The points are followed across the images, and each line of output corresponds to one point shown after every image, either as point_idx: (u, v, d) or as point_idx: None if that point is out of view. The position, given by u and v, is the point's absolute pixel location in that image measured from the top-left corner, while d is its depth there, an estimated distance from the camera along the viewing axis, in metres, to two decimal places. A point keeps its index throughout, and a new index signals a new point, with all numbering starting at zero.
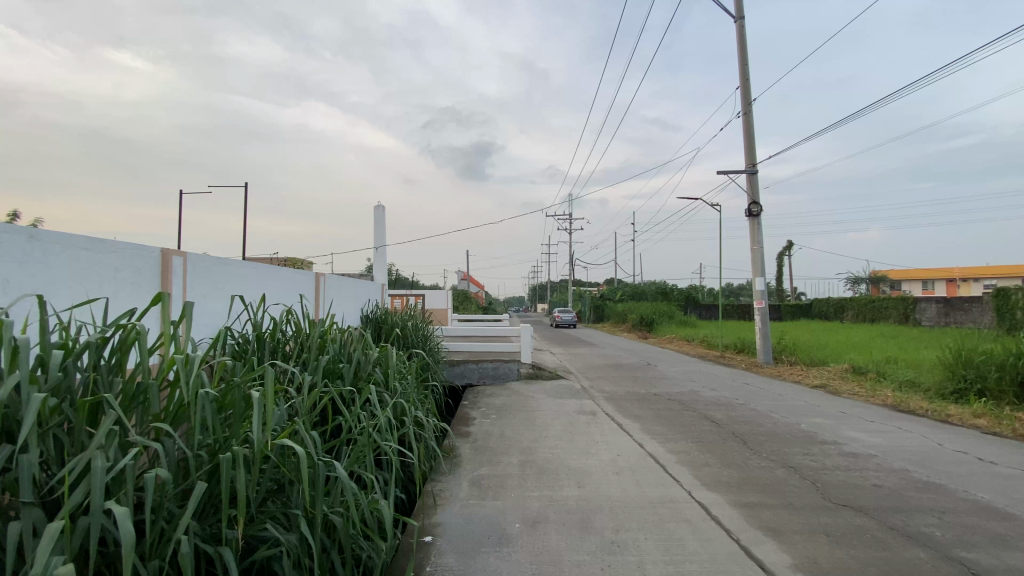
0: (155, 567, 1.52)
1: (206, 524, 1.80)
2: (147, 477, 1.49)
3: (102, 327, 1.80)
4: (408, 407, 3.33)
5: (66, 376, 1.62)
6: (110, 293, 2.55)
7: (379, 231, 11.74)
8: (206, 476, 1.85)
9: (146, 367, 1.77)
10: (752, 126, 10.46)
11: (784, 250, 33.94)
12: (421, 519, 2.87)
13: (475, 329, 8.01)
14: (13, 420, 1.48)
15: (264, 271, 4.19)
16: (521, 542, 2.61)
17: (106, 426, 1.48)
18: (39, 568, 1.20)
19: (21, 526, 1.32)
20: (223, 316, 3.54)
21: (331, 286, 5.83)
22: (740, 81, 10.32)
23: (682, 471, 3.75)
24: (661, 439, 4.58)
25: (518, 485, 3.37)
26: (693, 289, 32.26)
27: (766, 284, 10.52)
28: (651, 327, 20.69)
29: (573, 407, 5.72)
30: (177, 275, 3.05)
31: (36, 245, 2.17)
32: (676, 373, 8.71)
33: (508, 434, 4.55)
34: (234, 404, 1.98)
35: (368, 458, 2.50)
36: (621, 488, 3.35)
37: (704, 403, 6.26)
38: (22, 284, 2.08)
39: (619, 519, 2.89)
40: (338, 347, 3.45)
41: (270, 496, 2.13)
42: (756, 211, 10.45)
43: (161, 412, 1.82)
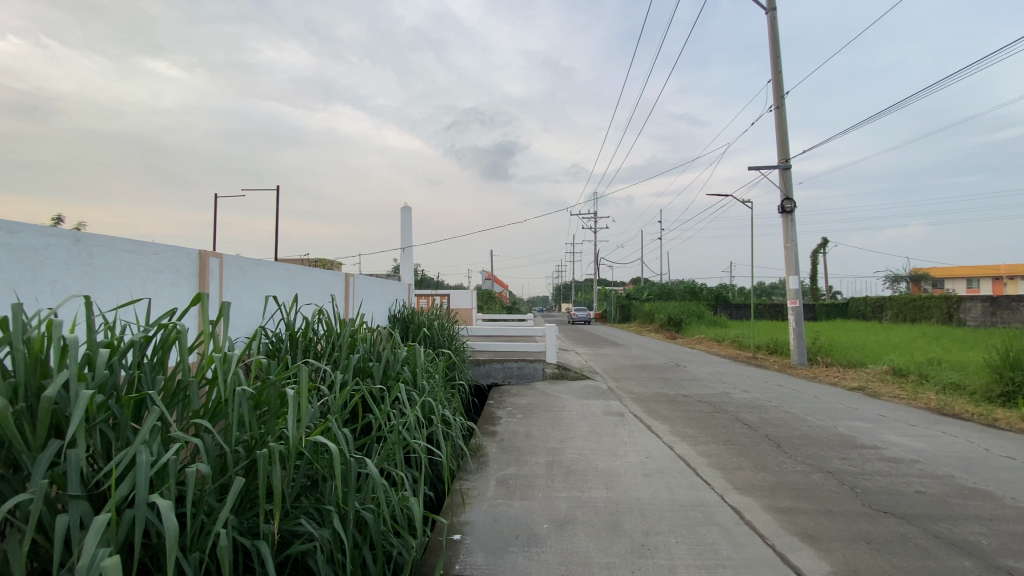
0: (195, 559, 1.57)
1: (243, 518, 1.84)
2: (188, 471, 1.53)
3: (145, 326, 1.86)
4: (436, 406, 3.35)
5: (112, 374, 1.68)
6: (151, 293, 2.65)
7: (406, 231, 11.90)
8: (244, 471, 1.90)
9: (186, 364, 1.82)
10: (785, 120, 10.17)
11: (819, 247, 32.87)
12: (450, 517, 2.88)
13: (500, 329, 8.02)
14: (63, 415, 1.54)
15: (295, 272, 4.29)
16: (549, 543, 2.59)
17: (149, 422, 1.53)
18: (88, 558, 1.25)
19: (71, 518, 1.38)
20: (257, 316, 3.64)
21: (360, 286, 5.92)
22: (772, 74, 10.05)
23: (713, 475, 3.66)
24: (691, 441, 4.49)
25: (545, 485, 3.35)
26: (722, 288, 31.56)
27: (800, 283, 10.20)
28: (679, 327, 20.35)
29: (600, 408, 5.66)
30: (214, 275, 3.15)
31: (81, 248, 2.26)
32: (706, 375, 8.53)
33: (535, 434, 4.54)
34: (269, 401, 2.02)
35: (398, 456, 2.53)
36: (650, 491, 3.29)
37: (736, 405, 6.10)
38: (69, 285, 2.18)
39: (649, 522, 2.84)
40: (368, 346, 3.50)
41: (303, 492, 2.17)
42: (789, 208, 10.15)
43: (201, 409, 1.88)
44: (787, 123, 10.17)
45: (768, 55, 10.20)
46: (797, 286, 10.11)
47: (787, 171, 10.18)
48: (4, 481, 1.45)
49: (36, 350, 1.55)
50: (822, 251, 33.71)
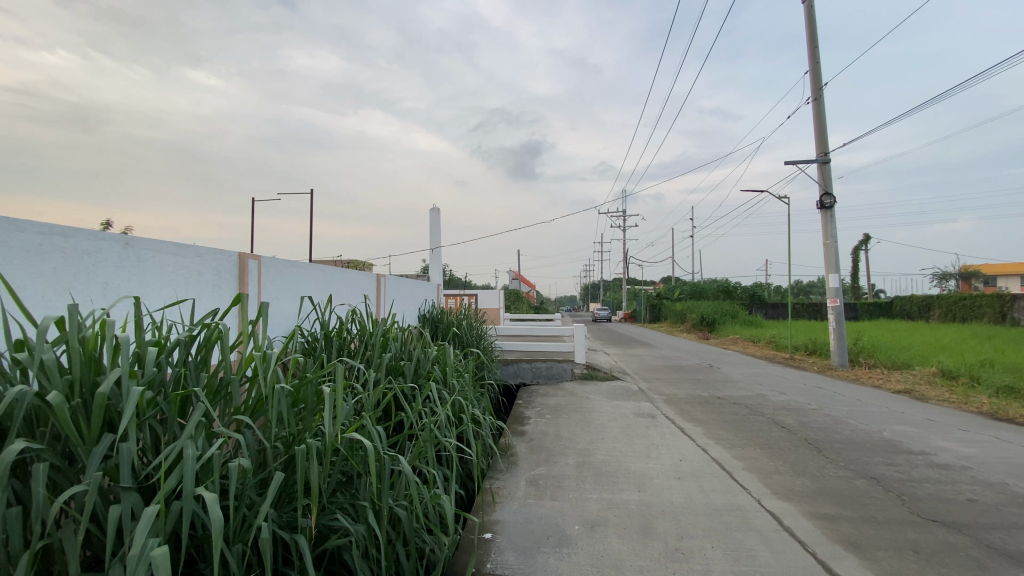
0: (238, 551, 1.62)
1: (282, 512, 1.89)
2: (231, 466, 1.59)
3: (189, 326, 1.94)
4: (466, 405, 3.37)
5: (159, 371, 1.75)
6: (195, 295, 2.76)
7: (435, 232, 12.06)
8: (283, 466, 1.95)
9: (227, 363, 1.88)
10: (824, 112, 9.81)
11: (859, 244, 31.55)
12: (481, 516, 2.90)
13: (529, 329, 8.02)
14: (115, 410, 1.62)
15: (330, 272, 4.40)
16: (580, 544, 2.58)
17: (194, 418, 1.59)
18: (138, 548, 1.31)
19: (123, 508, 1.44)
20: (294, 316, 3.75)
21: (391, 286, 6.02)
22: (809, 65, 9.72)
23: (750, 479, 3.56)
24: (726, 444, 4.38)
25: (576, 486, 3.33)
26: (757, 287, 30.65)
27: (840, 281, 9.82)
28: (712, 327, 19.91)
29: (630, 409, 5.59)
30: (253, 277, 3.25)
31: (130, 252, 2.36)
32: (741, 376, 8.31)
33: (564, 435, 4.51)
34: (306, 398, 2.08)
35: (430, 454, 2.56)
36: (684, 494, 3.23)
37: (773, 408, 5.91)
38: (120, 286, 2.29)
39: (682, 525, 2.78)
40: (399, 346, 3.55)
41: (339, 488, 2.22)
42: (828, 203, 9.80)
43: (242, 406, 1.94)
44: (825, 116, 9.81)
45: (805, 46, 9.86)
46: (837, 285, 9.74)
47: (826, 166, 9.82)
48: (62, 473, 1.53)
49: (91, 348, 1.63)
50: (863, 248, 32.33)
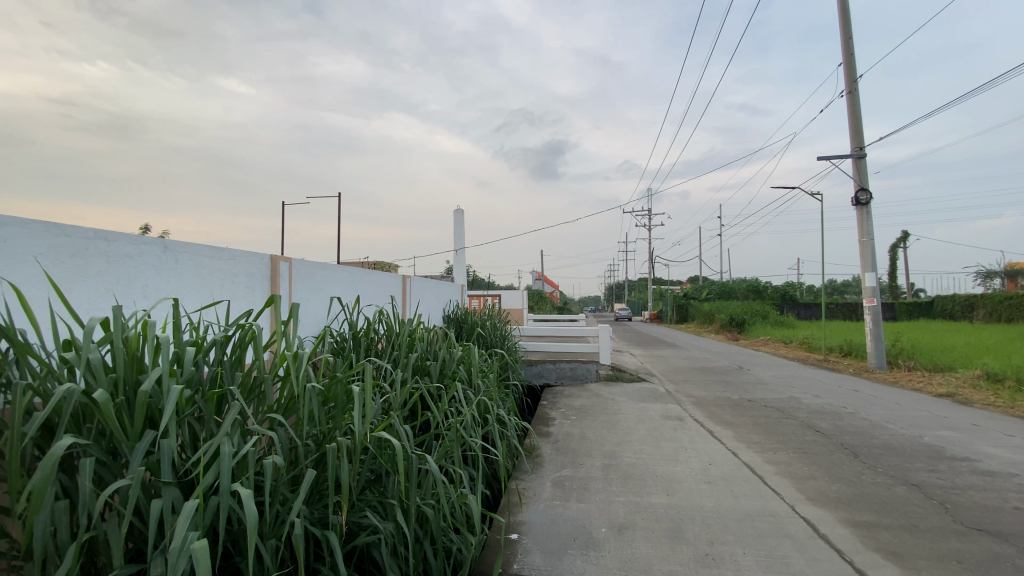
0: (272, 546, 1.66)
1: (314, 509, 1.93)
2: (265, 463, 1.63)
3: (225, 327, 1.99)
4: (491, 405, 3.38)
5: (196, 370, 1.81)
6: (229, 296, 2.85)
7: (459, 234, 12.15)
8: (314, 463, 1.99)
9: (261, 362, 1.93)
10: (859, 105, 9.48)
11: (897, 241, 30.39)
12: (507, 516, 2.90)
13: (553, 329, 8.00)
14: (156, 408, 1.68)
15: (357, 274, 4.47)
16: (607, 547, 2.55)
17: (230, 416, 1.63)
18: (179, 541, 1.35)
19: (164, 503, 1.49)
20: (323, 317, 3.83)
21: (416, 287, 6.09)
22: (843, 56, 9.41)
23: (783, 484, 3.46)
24: (757, 448, 4.27)
25: (602, 489, 3.29)
26: (789, 287, 29.82)
27: (877, 280, 9.47)
28: (742, 327, 19.49)
29: (657, 411, 5.51)
30: (284, 279, 3.33)
31: (168, 255, 2.45)
32: (773, 378, 8.09)
33: (590, 436, 4.47)
34: (337, 397, 2.11)
35: (456, 454, 2.58)
36: (714, 498, 3.16)
37: (806, 411, 5.74)
38: (159, 288, 2.38)
39: (713, 531, 2.73)
40: (426, 346, 3.59)
41: (368, 486, 2.25)
42: (864, 199, 9.47)
43: (274, 404, 1.99)
44: (860, 109, 9.48)
45: (838, 37, 9.55)
46: (875, 284, 9.39)
47: (861, 160, 9.49)
48: (106, 468, 1.59)
49: (133, 349, 1.69)
50: (902, 245, 31.12)
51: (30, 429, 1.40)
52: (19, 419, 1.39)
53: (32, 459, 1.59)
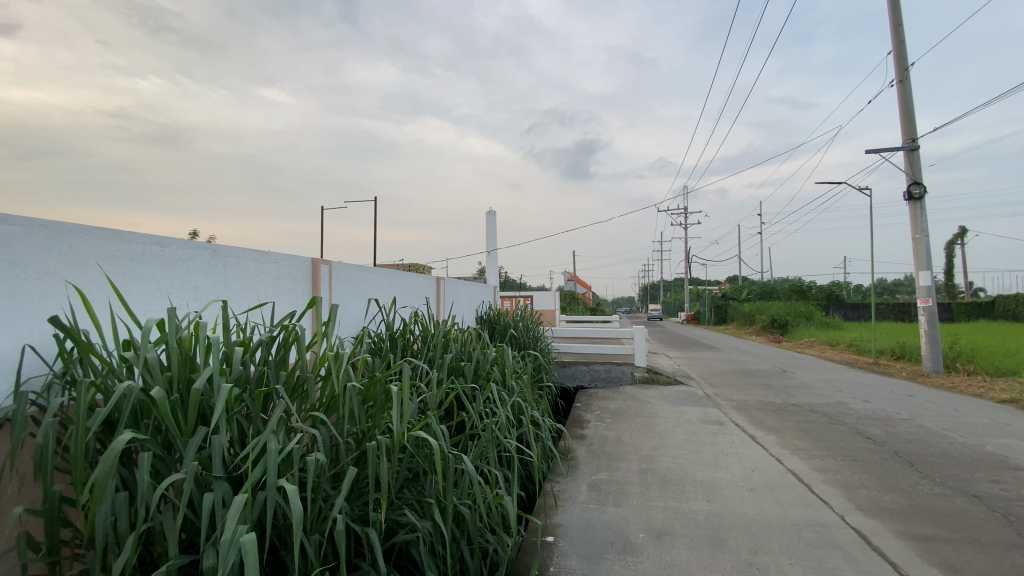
0: (315, 540, 1.70)
1: (355, 506, 1.97)
2: (309, 459, 1.68)
3: (270, 327, 2.06)
4: (526, 406, 3.37)
5: (244, 369, 1.88)
6: (274, 297, 2.96)
7: (492, 236, 12.25)
8: (355, 461, 2.04)
9: (303, 362, 1.99)
10: (910, 94, 9.01)
11: (954, 238, 28.67)
12: (543, 518, 2.89)
13: (587, 330, 7.93)
14: (208, 405, 1.75)
15: (393, 276, 4.56)
16: (646, 553, 2.50)
17: (276, 415, 1.68)
18: (229, 534, 1.40)
19: (215, 496, 1.55)
20: (362, 318, 3.92)
21: (450, 289, 6.15)
22: (892, 44, 8.96)
23: (831, 493, 3.32)
24: (803, 455, 4.11)
25: (640, 493, 3.24)
26: (834, 287, 28.57)
27: (932, 278, 8.96)
28: (784, 329, 18.80)
29: (696, 415, 5.38)
30: (325, 281, 3.43)
31: (217, 259, 2.56)
32: (818, 382, 7.78)
33: (626, 439, 4.41)
34: (376, 397, 2.16)
35: (491, 454, 2.58)
36: (757, 506, 3.06)
37: (856, 417, 5.48)
38: (209, 290, 2.49)
39: (756, 539, 2.64)
40: (460, 347, 3.62)
41: (406, 484, 2.28)
42: (917, 193, 8.98)
43: (317, 403, 2.05)
44: (912, 99, 9.00)
45: (888, 25, 9.09)
46: (929, 283, 8.89)
47: (914, 152, 9.00)
48: (162, 461, 1.67)
49: (186, 348, 1.78)
50: (960, 241, 29.35)
51: (93, 424, 1.49)
52: (84, 414, 1.47)
53: (94, 452, 1.69)
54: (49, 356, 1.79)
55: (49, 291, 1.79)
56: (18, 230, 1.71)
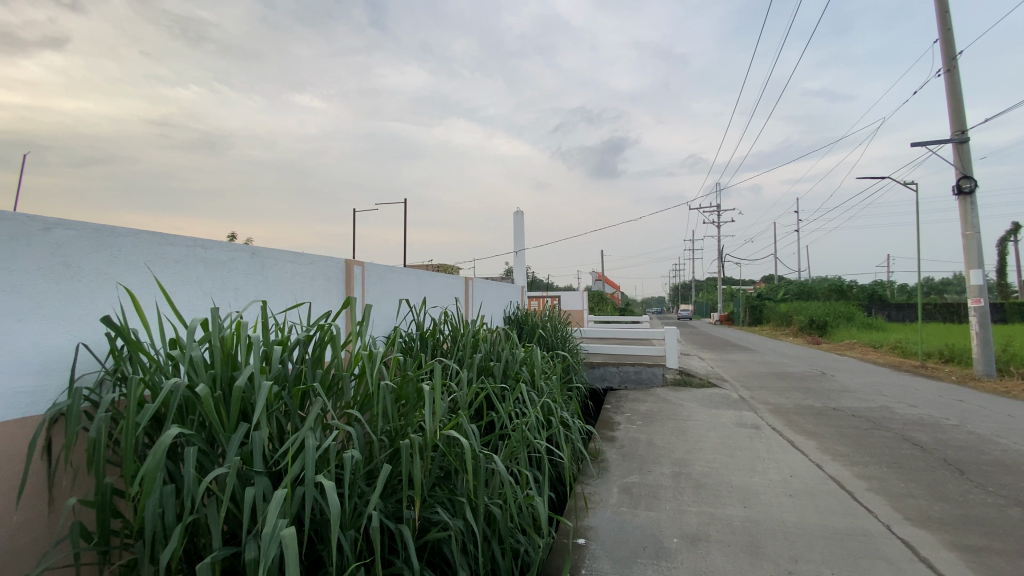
0: (351, 536, 1.73)
1: (389, 502, 2.00)
2: (345, 456, 1.71)
3: (307, 327, 2.11)
4: (555, 407, 3.35)
5: (283, 367, 1.93)
6: (310, 297, 3.04)
7: (519, 236, 12.28)
8: (389, 458, 2.07)
9: (339, 361, 2.03)
10: (959, 83, 8.56)
11: (1009, 233, 27.08)
12: (574, 520, 2.87)
13: (617, 330, 7.83)
14: (249, 401, 1.81)
15: (423, 277, 4.62)
16: (680, 558, 2.45)
17: (314, 412, 1.72)
18: (270, 527, 1.43)
19: (256, 490, 1.60)
20: (393, 317, 3.99)
21: (478, 289, 6.18)
22: (939, 32, 8.54)
23: (876, 501, 3.17)
24: (845, 461, 3.95)
25: (673, 498, 3.17)
26: (876, 286, 27.40)
27: (985, 277, 8.48)
28: (823, 331, 18.13)
29: (730, 419, 5.24)
30: (358, 281, 3.50)
31: (256, 260, 2.65)
32: (861, 385, 7.47)
33: (658, 442, 4.33)
34: (409, 395, 2.19)
35: (521, 454, 2.58)
36: (797, 513, 2.95)
37: (901, 422, 5.23)
38: (249, 291, 2.58)
39: (796, 547, 2.55)
40: (489, 347, 3.64)
41: (438, 482, 2.30)
42: (967, 187, 8.53)
43: (351, 400, 2.09)
44: (961, 89, 8.56)
45: (934, 13, 8.66)
46: (982, 282, 8.42)
47: (964, 145, 8.55)
48: (206, 456, 1.74)
49: (229, 347, 1.84)
50: (1015, 238, 27.79)
51: (142, 419, 1.55)
52: (134, 409, 1.54)
53: (143, 446, 1.76)
54: (102, 354, 1.89)
55: (101, 291, 1.88)
56: (72, 234, 1.80)
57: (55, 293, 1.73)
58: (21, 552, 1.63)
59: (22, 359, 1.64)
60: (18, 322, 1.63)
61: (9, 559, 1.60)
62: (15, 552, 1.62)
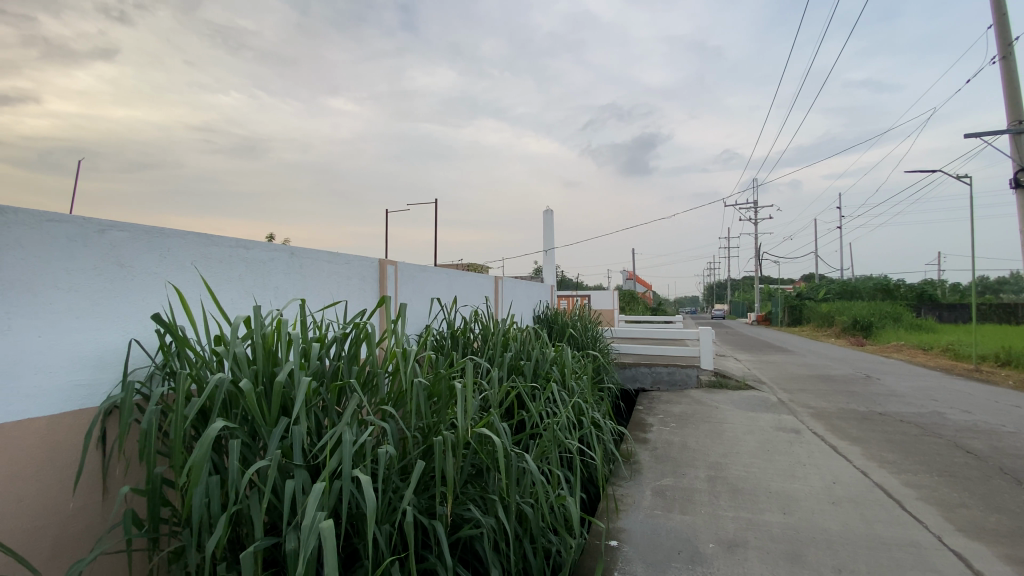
0: (386, 531, 1.76)
1: (422, 498, 2.03)
2: (380, 452, 1.73)
3: (344, 325, 2.16)
4: (586, 408, 3.32)
5: (321, 364, 1.98)
6: (345, 296, 3.11)
7: (549, 235, 12.24)
8: (422, 454, 2.10)
9: (374, 358, 2.07)
10: (1016, 70, 8.04)
11: None
12: (606, 522, 2.84)
13: (649, 330, 7.71)
14: (288, 396, 1.86)
15: (454, 276, 4.65)
16: (716, 564, 2.39)
17: (350, 408, 1.76)
18: (309, 519, 1.47)
19: (297, 483, 1.65)
20: (425, 317, 4.04)
21: (508, 288, 6.19)
22: (994, 17, 8.04)
23: (926, 511, 3.02)
24: (892, 469, 3.78)
25: (709, 502, 3.10)
26: (926, 285, 26.01)
27: None
28: (868, 332, 17.35)
29: (768, 422, 5.08)
30: (391, 281, 3.56)
31: (295, 260, 2.73)
32: (909, 390, 7.12)
33: (692, 445, 4.24)
34: (441, 393, 2.21)
35: (553, 454, 2.56)
36: (840, 521, 2.84)
37: (954, 429, 4.95)
38: (288, 290, 2.66)
39: (839, 556, 2.45)
40: (520, 346, 3.64)
41: (470, 480, 2.32)
42: None
43: (386, 397, 2.12)
44: (1018, 76, 8.03)
45: None
46: None
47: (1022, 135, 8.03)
48: (249, 449, 1.80)
49: (270, 344, 1.89)
50: None
51: (190, 412, 1.61)
52: (182, 403, 1.60)
53: (190, 438, 1.84)
54: (151, 349, 1.98)
55: (151, 289, 1.98)
56: (124, 235, 1.89)
57: (109, 292, 1.83)
58: (79, 538, 1.74)
59: (79, 354, 1.73)
60: (76, 319, 1.73)
61: (68, 545, 1.70)
62: (74, 538, 1.72)
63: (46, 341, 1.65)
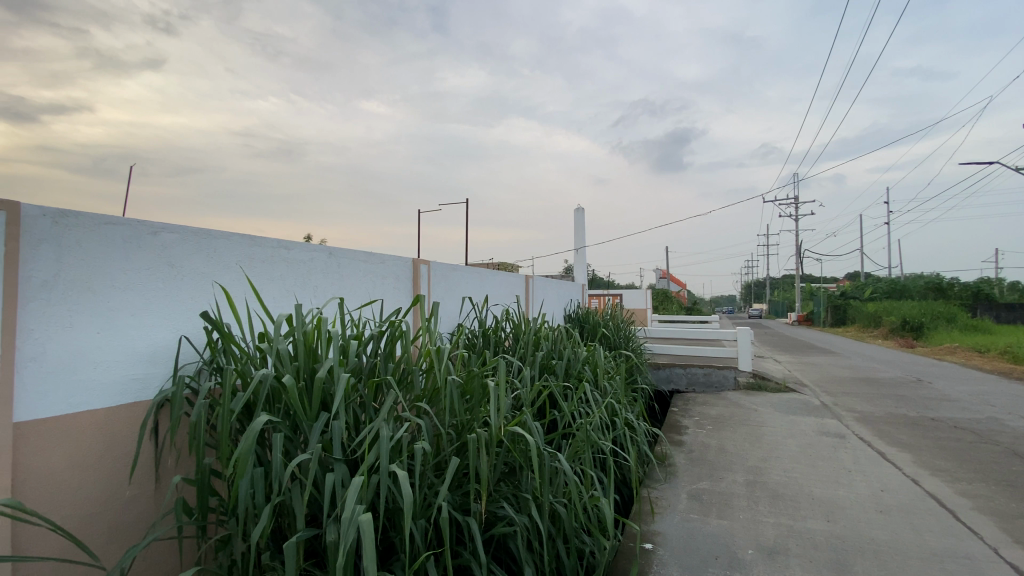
0: (421, 526, 1.79)
1: (456, 495, 2.05)
2: (416, 448, 1.76)
3: (380, 323, 2.20)
4: (619, 408, 3.28)
5: (358, 361, 2.03)
6: (380, 296, 3.17)
7: (580, 234, 12.14)
8: (456, 451, 2.12)
9: (409, 355, 2.11)
10: None
11: None
12: (641, 524, 2.81)
13: (683, 330, 7.56)
14: (328, 392, 1.91)
15: (485, 275, 4.67)
16: (755, 571, 2.33)
17: (387, 404, 1.79)
18: (349, 512, 1.51)
19: (337, 477, 1.69)
20: (457, 316, 4.08)
21: (539, 287, 6.17)
22: None
23: (981, 521, 2.85)
24: (945, 477, 3.58)
25: (747, 507, 3.01)
26: (983, 283, 24.51)
27: None
28: (919, 333, 16.48)
29: (810, 426, 4.90)
30: (424, 280, 3.61)
31: (332, 260, 2.80)
32: (965, 394, 6.73)
33: (730, 448, 4.13)
34: (474, 391, 2.22)
35: (586, 454, 2.54)
36: (888, 530, 2.71)
37: (1015, 436, 4.65)
38: (327, 289, 2.74)
39: (887, 567, 2.34)
40: (551, 346, 3.63)
41: (503, 478, 2.33)
42: None
43: (421, 394, 2.15)
44: None
45: None
46: None
47: None
48: (291, 442, 1.86)
49: (310, 341, 1.95)
50: None
51: (235, 406, 1.68)
52: (229, 397, 1.67)
53: (236, 431, 1.91)
54: (200, 345, 2.08)
55: (200, 289, 2.07)
56: (175, 237, 1.98)
57: (161, 290, 1.92)
58: (132, 524, 1.83)
59: (133, 349, 1.83)
60: (131, 316, 1.82)
61: (121, 531, 1.80)
62: (127, 525, 1.81)
63: (104, 337, 1.75)
